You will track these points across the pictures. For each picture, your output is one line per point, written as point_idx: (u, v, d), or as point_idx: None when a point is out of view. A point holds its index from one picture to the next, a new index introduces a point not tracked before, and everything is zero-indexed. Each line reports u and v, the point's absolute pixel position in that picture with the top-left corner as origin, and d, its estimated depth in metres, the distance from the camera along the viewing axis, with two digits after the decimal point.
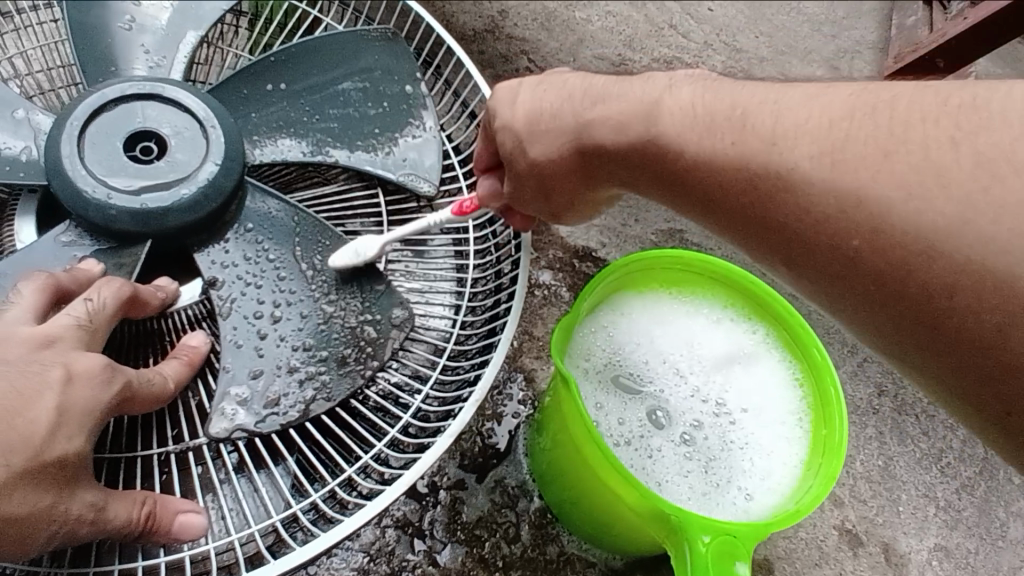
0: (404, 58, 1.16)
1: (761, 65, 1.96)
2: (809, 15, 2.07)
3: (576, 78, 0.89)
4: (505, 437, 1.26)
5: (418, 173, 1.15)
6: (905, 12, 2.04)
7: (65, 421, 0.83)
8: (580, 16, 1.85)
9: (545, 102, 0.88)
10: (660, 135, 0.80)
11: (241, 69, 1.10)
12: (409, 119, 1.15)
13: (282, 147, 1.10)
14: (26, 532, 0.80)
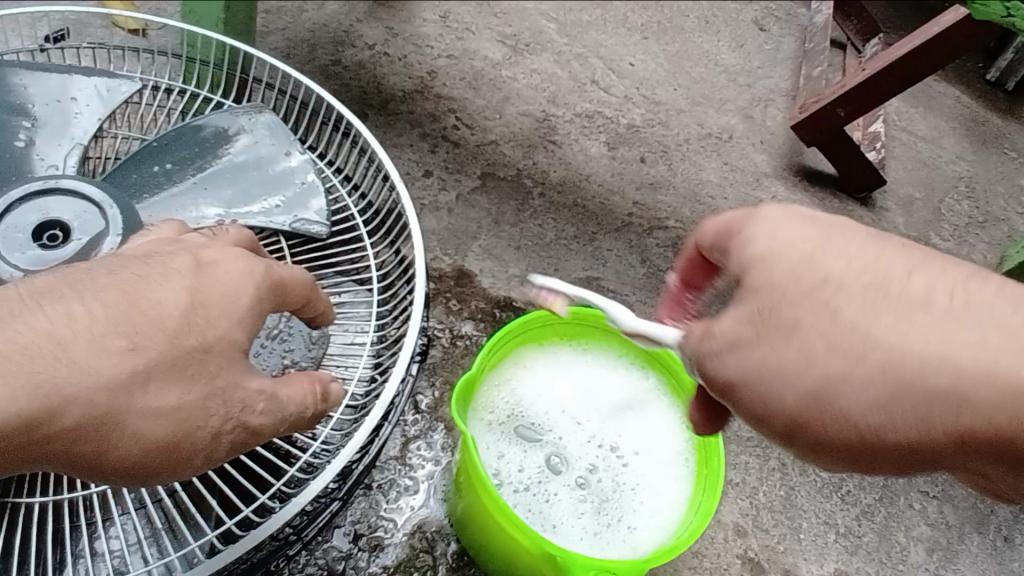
0: (278, 127, 1.18)
1: (680, 115, 2.08)
2: (724, 67, 2.27)
3: (854, 235, 0.80)
4: (425, 487, 1.21)
5: (309, 219, 1.14)
6: (813, 62, 2.25)
7: (214, 310, 0.81)
8: (506, 75, 1.98)
9: (851, 311, 0.74)
10: (900, 299, 0.74)
11: (128, 158, 1.13)
12: (292, 172, 1.16)
13: (177, 212, 1.11)
14: (181, 428, 0.78)
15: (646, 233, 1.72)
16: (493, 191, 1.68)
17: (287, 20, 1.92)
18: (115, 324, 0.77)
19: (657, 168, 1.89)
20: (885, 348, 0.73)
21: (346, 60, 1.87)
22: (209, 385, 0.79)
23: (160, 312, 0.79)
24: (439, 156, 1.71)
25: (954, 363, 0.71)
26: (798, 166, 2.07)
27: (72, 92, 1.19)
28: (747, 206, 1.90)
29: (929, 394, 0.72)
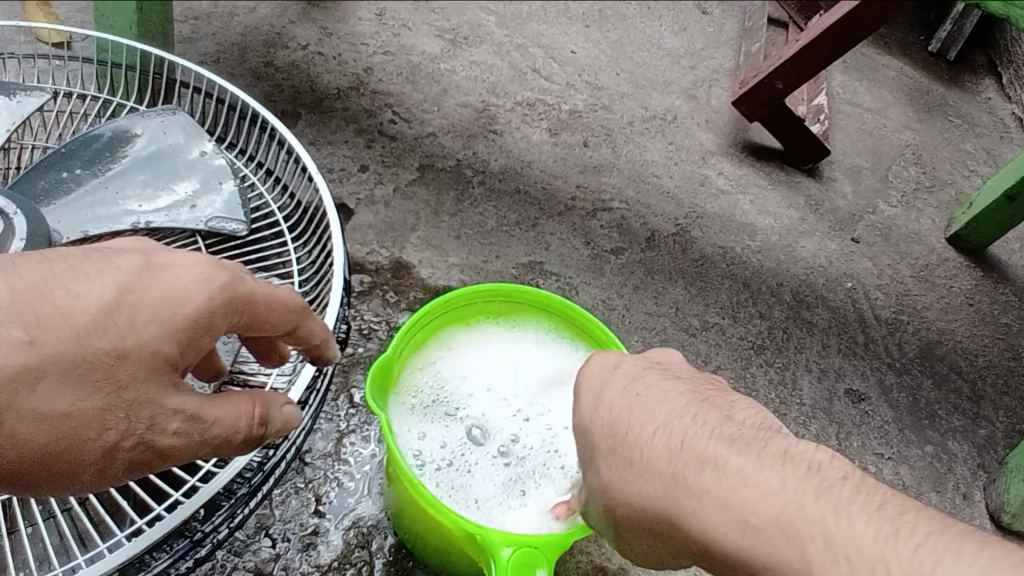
0: (189, 125, 1.17)
1: (623, 99, 2.07)
2: (667, 50, 2.27)
3: (669, 414, 0.78)
4: (361, 481, 1.18)
5: (225, 216, 1.12)
6: (752, 40, 2.28)
7: (151, 317, 0.70)
8: (444, 68, 1.96)
9: (650, 463, 0.75)
10: (678, 486, 0.72)
11: (33, 166, 1.10)
12: (203, 168, 1.15)
13: (88, 218, 1.08)
14: (67, 440, 0.66)
15: (589, 216, 1.70)
16: (431, 182, 1.66)
17: (218, 24, 1.90)
18: (17, 310, 0.65)
19: (600, 151, 1.88)
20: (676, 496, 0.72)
21: (280, 62, 1.85)
22: (113, 394, 0.68)
23: (84, 310, 0.67)
24: (375, 150, 1.69)
25: (714, 521, 0.68)
26: (744, 142, 2.06)
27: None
28: (693, 184, 1.89)
29: (704, 548, 0.72)
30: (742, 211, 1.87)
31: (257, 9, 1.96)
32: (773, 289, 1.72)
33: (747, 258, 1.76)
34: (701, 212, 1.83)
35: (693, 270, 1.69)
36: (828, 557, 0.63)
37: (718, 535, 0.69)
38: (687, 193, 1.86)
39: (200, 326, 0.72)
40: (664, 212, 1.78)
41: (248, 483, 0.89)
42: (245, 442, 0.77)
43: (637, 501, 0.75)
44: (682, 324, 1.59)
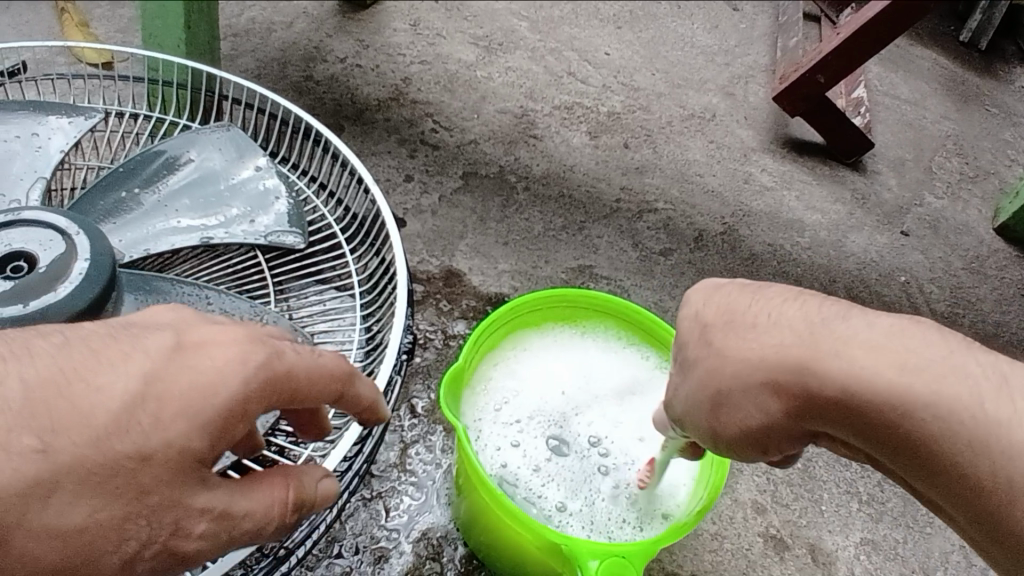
0: (241, 138, 1.16)
1: (660, 99, 2.05)
2: (701, 48, 2.25)
3: (796, 304, 0.70)
4: (427, 492, 1.18)
5: (282, 230, 1.11)
6: (788, 36, 2.25)
7: (177, 414, 0.60)
8: (481, 76, 1.96)
9: (774, 347, 0.68)
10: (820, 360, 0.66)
11: (92, 187, 1.10)
12: (258, 183, 1.13)
13: (148, 235, 1.09)
14: (77, 552, 0.58)
15: (635, 217, 1.69)
16: (476, 190, 1.65)
17: (256, 40, 1.92)
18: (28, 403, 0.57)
19: (642, 152, 1.86)
20: (779, 352, 0.67)
21: (321, 76, 1.86)
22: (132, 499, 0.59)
23: (98, 406, 0.58)
24: (418, 161, 1.68)
25: (877, 369, 0.65)
26: (785, 137, 2.04)
27: (33, 127, 1.17)
28: (737, 181, 1.87)
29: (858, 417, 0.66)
30: (788, 208, 1.84)
31: (294, 25, 1.98)
32: (826, 285, 1.72)
33: (797, 255, 1.75)
34: (748, 210, 1.80)
35: (745, 270, 1.67)
36: (1009, 404, 0.64)
37: (879, 396, 0.65)
38: (731, 191, 1.83)
39: (232, 419, 0.61)
40: (710, 211, 1.76)
41: (325, 499, 0.88)
42: (279, 531, 0.69)
43: (751, 415, 0.69)
44: None
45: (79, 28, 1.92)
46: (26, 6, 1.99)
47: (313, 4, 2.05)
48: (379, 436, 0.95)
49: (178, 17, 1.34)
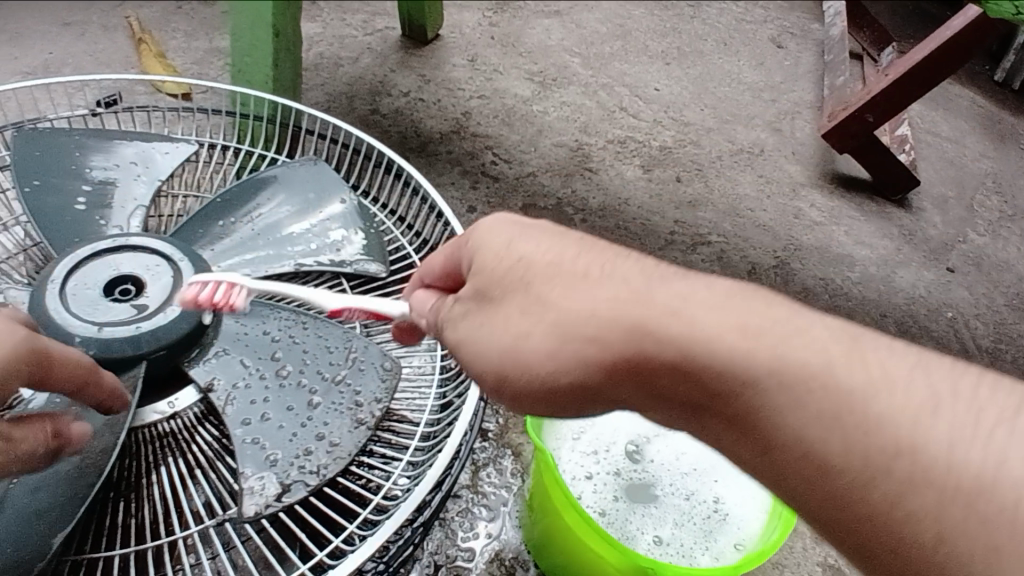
0: (328, 174, 1.24)
1: (709, 134, 2.10)
2: (748, 85, 2.30)
3: (587, 284, 0.70)
4: (500, 514, 1.22)
5: (367, 258, 1.19)
6: (836, 74, 2.26)
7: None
8: (537, 110, 2.04)
9: (539, 330, 0.70)
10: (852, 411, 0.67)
11: (193, 216, 1.18)
12: (346, 215, 1.22)
13: (244, 261, 1.16)
14: None
15: (690, 249, 1.76)
16: (535, 220, 1.74)
17: (325, 74, 2.02)
18: None
19: (693, 186, 1.92)
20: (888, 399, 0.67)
21: (385, 108, 1.95)
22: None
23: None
24: (480, 191, 1.77)
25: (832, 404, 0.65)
26: (831, 173, 2.07)
27: (133, 156, 1.23)
28: (787, 216, 1.91)
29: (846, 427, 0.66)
30: (837, 243, 1.88)
31: (360, 60, 2.08)
32: (876, 316, 1.75)
33: (848, 289, 1.78)
34: (799, 244, 1.84)
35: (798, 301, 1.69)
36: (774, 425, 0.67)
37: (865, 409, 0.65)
38: (783, 226, 1.87)
39: None
40: (762, 245, 1.81)
41: (413, 523, 0.94)
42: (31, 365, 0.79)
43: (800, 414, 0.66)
44: None
45: (158, 59, 2.02)
46: (108, 37, 2.10)
47: (376, 40, 2.16)
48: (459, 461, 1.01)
49: (268, 56, 1.42)
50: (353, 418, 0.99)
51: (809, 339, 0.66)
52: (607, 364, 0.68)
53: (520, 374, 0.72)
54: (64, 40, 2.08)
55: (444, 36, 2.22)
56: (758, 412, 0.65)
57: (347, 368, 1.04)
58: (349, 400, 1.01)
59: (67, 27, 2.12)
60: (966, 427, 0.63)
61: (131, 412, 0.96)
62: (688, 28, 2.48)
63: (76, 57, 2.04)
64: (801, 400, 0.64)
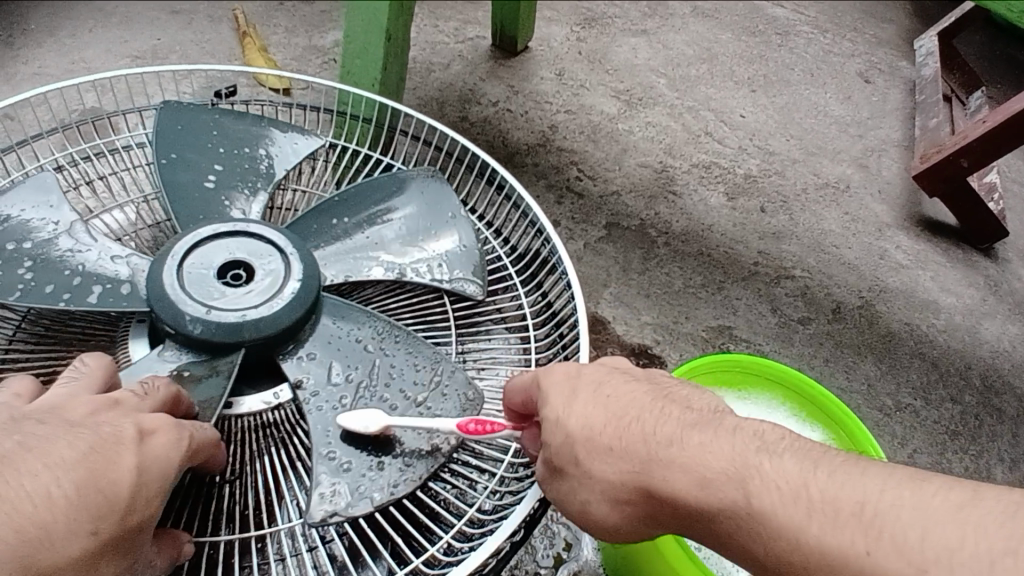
0: (442, 187, 1.25)
1: (795, 165, 2.06)
2: (835, 118, 2.26)
3: (636, 383, 0.81)
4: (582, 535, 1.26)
5: (467, 276, 1.19)
6: (928, 115, 2.19)
7: (129, 515, 0.77)
8: (622, 129, 2.04)
9: (603, 415, 0.76)
10: (856, 497, 0.63)
11: (309, 210, 1.20)
12: (450, 227, 1.22)
13: (351, 265, 1.18)
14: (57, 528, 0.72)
15: (773, 282, 1.76)
16: (618, 241, 1.77)
17: (417, 79, 2.06)
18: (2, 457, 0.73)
19: (778, 218, 1.90)
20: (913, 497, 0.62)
21: (474, 117, 1.98)
22: None
23: (46, 505, 0.72)
24: (565, 209, 1.80)
25: (852, 490, 0.64)
26: (918, 216, 2.01)
27: (264, 140, 1.22)
28: (872, 256, 1.87)
29: (840, 508, 0.63)
30: (923, 287, 1.83)
31: (451, 66, 2.11)
32: (961, 371, 1.69)
33: (933, 337, 1.74)
34: (884, 286, 1.81)
35: (882, 346, 1.70)
36: (786, 492, 0.65)
37: (851, 494, 0.64)
38: (868, 265, 1.84)
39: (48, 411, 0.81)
40: (847, 284, 1.79)
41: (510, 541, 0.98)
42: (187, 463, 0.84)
43: (818, 488, 0.65)
44: (876, 403, 1.62)
45: (258, 52, 2.08)
46: (211, 27, 2.17)
47: (468, 48, 2.18)
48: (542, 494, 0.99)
49: (377, 60, 1.45)
50: (428, 443, 0.97)
51: (792, 435, 0.72)
52: (650, 442, 0.73)
53: (592, 453, 0.75)
54: (171, 28, 2.16)
55: (532, 48, 2.23)
56: (759, 490, 0.66)
57: (429, 391, 1.03)
58: (428, 421, 0.99)
59: (175, 15, 2.20)
60: (964, 492, 0.62)
61: (225, 395, 0.97)
62: (776, 56, 2.45)
63: (181, 44, 2.12)
64: (814, 471, 0.66)
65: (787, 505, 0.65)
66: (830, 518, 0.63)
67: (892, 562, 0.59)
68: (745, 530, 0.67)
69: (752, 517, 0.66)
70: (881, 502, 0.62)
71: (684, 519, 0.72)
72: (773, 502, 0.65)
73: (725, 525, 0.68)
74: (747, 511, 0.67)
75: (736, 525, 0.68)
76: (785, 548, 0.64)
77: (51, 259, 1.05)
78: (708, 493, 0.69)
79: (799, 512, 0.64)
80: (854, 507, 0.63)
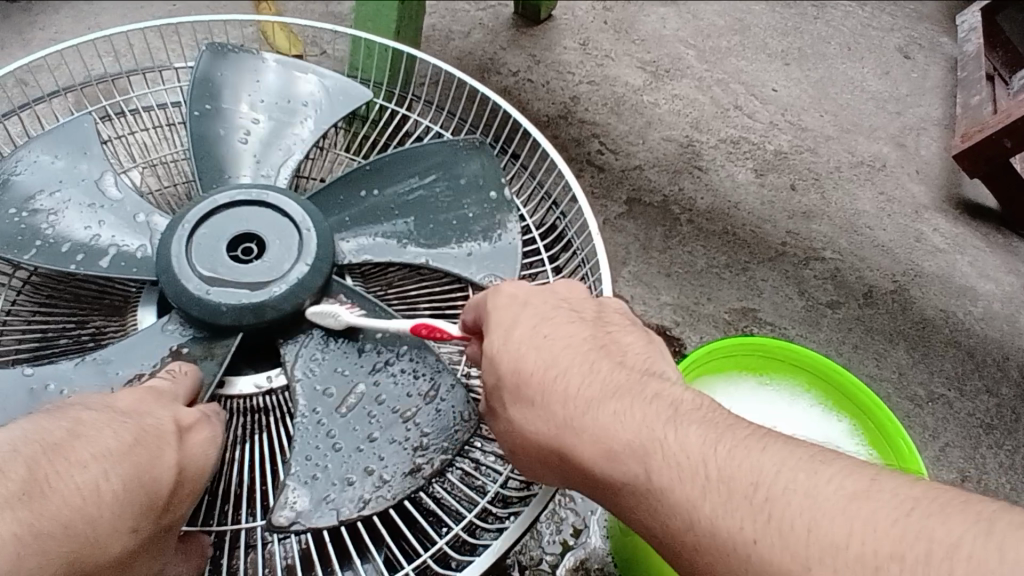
0: (490, 166, 1.16)
1: (828, 142, 1.96)
2: (873, 93, 2.13)
3: (579, 327, 0.83)
4: (591, 521, 1.23)
5: (496, 272, 1.09)
6: (971, 92, 2.05)
7: (165, 513, 0.80)
8: (648, 100, 1.95)
9: (532, 360, 0.79)
10: (746, 476, 0.65)
11: (337, 178, 1.13)
12: (488, 204, 1.14)
13: (372, 244, 1.11)
14: (97, 525, 0.73)
15: (801, 263, 1.70)
16: (639, 217, 1.73)
17: (436, 48, 2.00)
18: (49, 448, 0.74)
19: (808, 197, 1.81)
20: (802, 480, 0.63)
21: (492, 88, 1.93)
22: None
23: (94, 498, 0.73)
24: (585, 186, 1.76)
25: (750, 466, 0.66)
26: (957, 198, 1.90)
27: (293, 93, 1.16)
28: (907, 239, 1.77)
29: (728, 484, 0.65)
30: (960, 273, 1.73)
31: (472, 34, 2.04)
32: (999, 363, 1.61)
33: (970, 326, 1.65)
34: (919, 270, 1.72)
35: (914, 333, 1.63)
36: (676, 466, 0.68)
37: (744, 472, 0.65)
38: (903, 248, 1.75)
39: (89, 405, 0.83)
40: (880, 267, 1.71)
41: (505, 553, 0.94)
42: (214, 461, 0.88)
43: (713, 462, 0.67)
44: (907, 393, 1.56)
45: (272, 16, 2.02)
46: None
47: (489, 15, 2.10)
48: (527, 522, 0.94)
49: (389, 22, 1.40)
50: (411, 462, 0.92)
51: (710, 413, 0.74)
52: (567, 402, 0.75)
53: (513, 400, 0.79)
54: None
55: (555, 15, 2.13)
56: (660, 464, 0.69)
57: (422, 405, 0.96)
58: (414, 439, 0.94)
59: None
60: (864, 482, 0.62)
61: (214, 381, 0.96)
62: (812, 28, 2.29)
63: (195, 10, 2.08)
64: (714, 447, 0.68)
65: (678, 473, 0.68)
66: (716, 495, 0.65)
67: (776, 551, 0.60)
68: (629, 493, 0.71)
69: (640, 481, 0.70)
70: (782, 486, 0.63)
71: (581, 475, 0.76)
72: (664, 474, 0.68)
73: (613, 484, 0.72)
74: (638, 474, 0.70)
75: (624, 486, 0.71)
76: (663, 515, 0.68)
77: (70, 209, 1.09)
78: (607, 453, 0.72)
79: (682, 483, 0.67)
80: (749, 487, 0.64)
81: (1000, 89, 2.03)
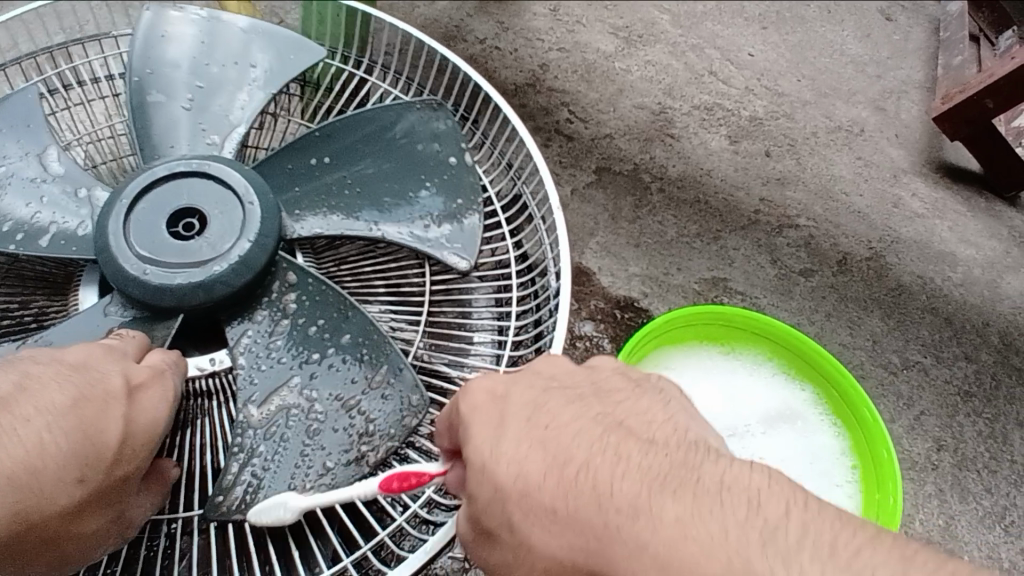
0: (450, 130, 1.11)
1: (805, 107, 1.90)
2: (852, 56, 2.07)
3: (582, 409, 0.69)
4: None
5: (452, 246, 1.05)
6: (952, 53, 2.01)
7: (116, 466, 0.75)
8: (619, 67, 1.89)
9: (541, 461, 0.64)
10: None
11: (287, 145, 1.08)
12: (444, 172, 1.09)
13: (322, 218, 1.06)
14: (38, 478, 0.70)
15: (776, 231, 1.66)
16: (609, 186, 1.68)
17: (399, 15, 1.93)
18: None
19: (784, 163, 1.77)
20: None
21: (457, 56, 1.87)
22: (40, 540, 0.73)
23: (36, 451, 0.70)
24: (553, 156, 1.71)
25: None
26: (937, 161, 1.85)
27: (237, 54, 1.10)
28: (885, 204, 1.73)
29: None
30: (940, 238, 1.69)
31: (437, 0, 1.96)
32: (978, 328, 1.58)
33: (948, 292, 1.62)
34: (896, 236, 1.68)
35: (891, 299, 1.60)
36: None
37: None
38: (880, 214, 1.71)
39: (38, 359, 0.78)
40: (857, 233, 1.67)
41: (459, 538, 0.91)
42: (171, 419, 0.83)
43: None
44: (881, 360, 1.54)
45: None
46: None
47: None
48: None
49: None
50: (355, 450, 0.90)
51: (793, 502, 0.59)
52: (607, 509, 0.59)
53: (531, 516, 0.63)
54: None
55: None
56: None
57: (364, 394, 0.92)
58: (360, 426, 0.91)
59: None
60: None
61: None
62: None
63: None
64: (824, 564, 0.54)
65: None
66: None
67: None
68: None
69: None
70: None
71: None
72: None
73: None
74: None
75: None
76: None
77: (13, 187, 1.04)
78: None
79: None
80: None
81: (985, 49, 1.96)
